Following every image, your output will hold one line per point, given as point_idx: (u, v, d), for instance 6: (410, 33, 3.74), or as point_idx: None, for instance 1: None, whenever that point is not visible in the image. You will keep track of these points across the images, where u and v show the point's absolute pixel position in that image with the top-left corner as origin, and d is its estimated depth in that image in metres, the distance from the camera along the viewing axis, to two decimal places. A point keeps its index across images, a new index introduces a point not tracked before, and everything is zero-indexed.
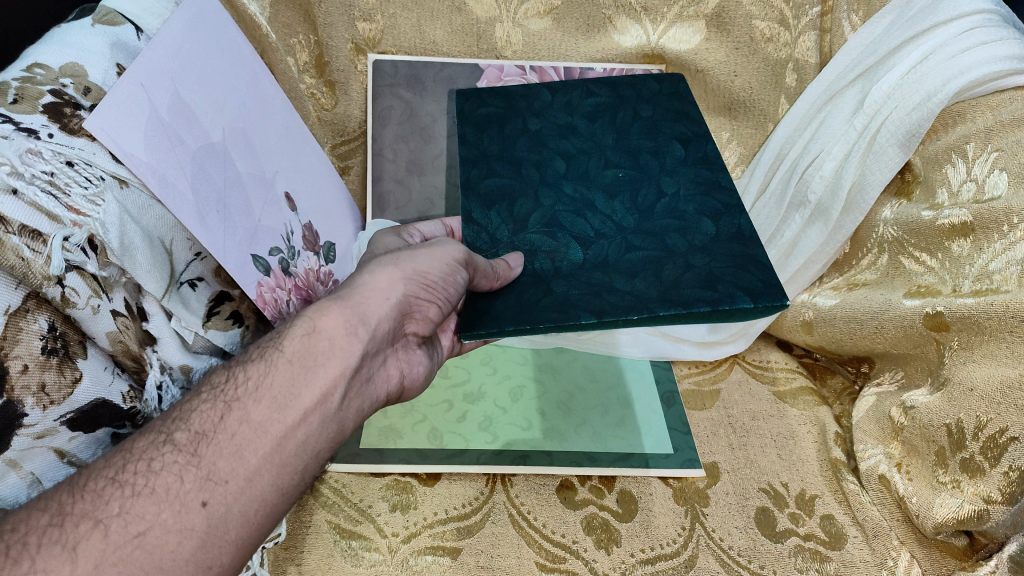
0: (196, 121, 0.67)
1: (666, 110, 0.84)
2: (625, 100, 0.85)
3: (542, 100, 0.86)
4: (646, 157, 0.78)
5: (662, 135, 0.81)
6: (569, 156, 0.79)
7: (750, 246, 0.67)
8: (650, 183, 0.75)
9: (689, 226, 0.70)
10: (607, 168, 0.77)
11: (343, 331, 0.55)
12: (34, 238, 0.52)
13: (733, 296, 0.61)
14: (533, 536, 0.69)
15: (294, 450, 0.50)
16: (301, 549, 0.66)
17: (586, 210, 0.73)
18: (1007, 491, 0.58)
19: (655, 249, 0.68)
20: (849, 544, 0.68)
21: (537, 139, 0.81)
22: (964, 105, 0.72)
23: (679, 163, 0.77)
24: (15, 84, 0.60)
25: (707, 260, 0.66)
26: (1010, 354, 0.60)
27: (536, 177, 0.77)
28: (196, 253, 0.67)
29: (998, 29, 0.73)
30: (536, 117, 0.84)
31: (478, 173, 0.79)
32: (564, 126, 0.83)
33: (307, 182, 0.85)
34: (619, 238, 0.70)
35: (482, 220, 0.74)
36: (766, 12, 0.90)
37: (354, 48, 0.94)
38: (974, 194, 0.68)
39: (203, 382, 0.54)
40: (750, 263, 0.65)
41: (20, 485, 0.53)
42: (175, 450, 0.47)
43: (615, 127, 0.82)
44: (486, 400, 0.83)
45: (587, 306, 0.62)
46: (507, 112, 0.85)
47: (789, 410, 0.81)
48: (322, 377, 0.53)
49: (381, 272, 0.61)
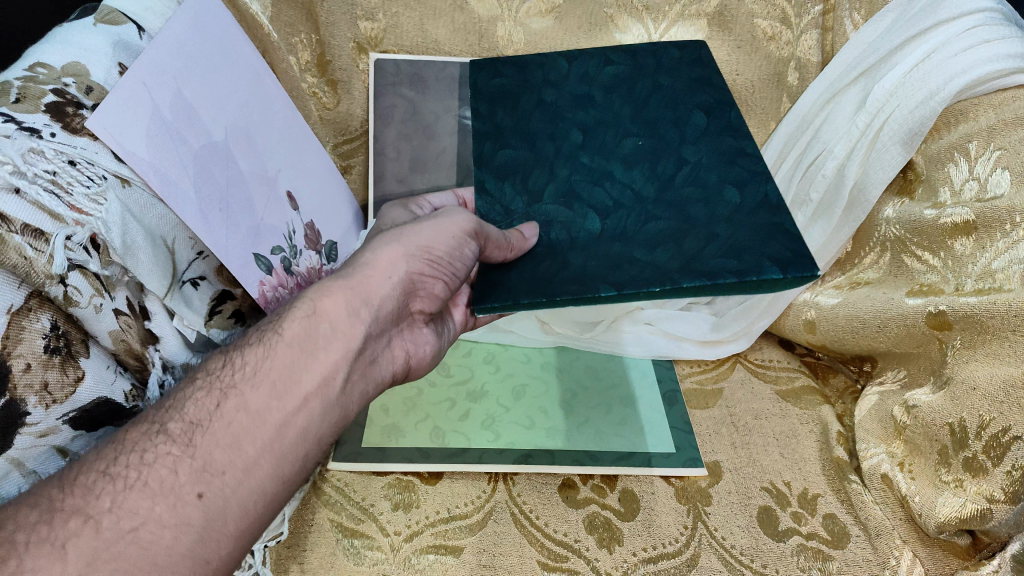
0: (197, 120, 0.67)
1: (687, 79, 0.78)
2: (645, 69, 0.79)
3: (558, 70, 0.82)
4: (665, 127, 0.73)
5: (683, 104, 0.75)
6: (587, 128, 0.75)
7: (778, 215, 0.61)
8: (670, 153, 0.70)
9: (712, 195, 0.65)
10: (624, 139, 0.73)
11: (344, 317, 0.56)
12: (36, 237, 0.52)
13: (761, 265, 0.57)
14: (535, 535, 0.69)
15: (294, 437, 0.51)
16: (303, 548, 0.66)
17: (604, 179, 0.70)
18: (1010, 491, 0.58)
19: (675, 220, 0.64)
20: (851, 543, 0.68)
21: (552, 112, 0.78)
22: (966, 104, 0.72)
23: (700, 132, 0.71)
24: (16, 83, 0.60)
25: (732, 230, 0.61)
26: (1011, 353, 0.60)
27: (550, 150, 0.74)
28: (197, 252, 0.67)
29: (1000, 28, 0.73)
30: (551, 88, 0.80)
31: (491, 147, 0.76)
32: (580, 97, 0.79)
33: (309, 181, 0.85)
34: (639, 209, 0.66)
35: (495, 192, 0.73)
36: (769, 10, 0.90)
37: (356, 47, 0.95)
38: (977, 192, 0.68)
39: (198, 368, 0.54)
40: (778, 233, 0.60)
41: (21, 484, 0.52)
42: (169, 440, 0.47)
43: (633, 99, 0.77)
44: (489, 399, 0.83)
45: (607, 279, 0.60)
46: (522, 84, 0.82)
47: (791, 410, 0.81)
48: (321, 362, 0.54)
49: (383, 251, 0.61)
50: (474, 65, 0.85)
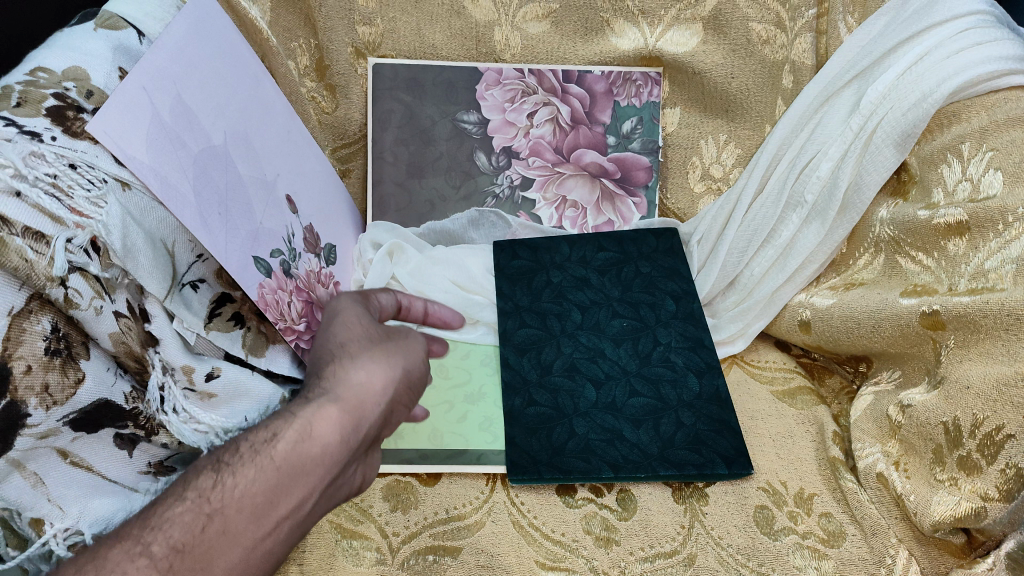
0: (197, 124, 0.68)
1: (664, 267, 0.95)
2: (629, 256, 0.96)
3: (563, 253, 0.97)
4: (645, 309, 0.90)
5: (659, 291, 0.92)
6: (585, 308, 0.90)
7: (726, 410, 0.79)
8: (648, 334, 0.87)
9: (679, 378, 0.83)
10: (614, 318, 0.89)
11: (335, 438, 0.54)
12: (36, 240, 0.53)
13: (713, 461, 0.74)
14: (533, 536, 0.69)
15: (262, 558, 0.51)
16: (303, 549, 0.66)
17: (599, 355, 0.85)
18: (1004, 488, 0.59)
19: (652, 396, 0.81)
20: (847, 542, 0.68)
21: (558, 291, 0.93)
22: (959, 105, 0.74)
23: (671, 316, 0.89)
24: (18, 88, 0.61)
25: (693, 418, 0.78)
26: (1005, 352, 0.61)
27: (558, 327, 0.88)
28: (197, 255, 0.68)
29: (991, 30, 0.75)
30: (558, 270, 0.95)
31: (513, 324, 0.89)
32: (578, 280, 0.94)
33: (306, 185, 0.87)
34: (625, 380, 0.82)
35: (515, 365, 0.84)
36: (763, 14, 0.92)
37: (355, 52, 0.95)
38: (969, 194, 0.70)
39: (190, 475, 0.52)
40: (726, 428, 0.77)
41: (22, 485, 0.54)
42: (150, 564, 0.47)
43: (620, 281, 0.93)
44: (486, 401, 0.83)
45: (606, 455, 0.75)
46: (535, 265, 0.96)
47: (788, 410, 0.81)
48: (302, 488, 0.53)
49: (375, 370, 0.60)
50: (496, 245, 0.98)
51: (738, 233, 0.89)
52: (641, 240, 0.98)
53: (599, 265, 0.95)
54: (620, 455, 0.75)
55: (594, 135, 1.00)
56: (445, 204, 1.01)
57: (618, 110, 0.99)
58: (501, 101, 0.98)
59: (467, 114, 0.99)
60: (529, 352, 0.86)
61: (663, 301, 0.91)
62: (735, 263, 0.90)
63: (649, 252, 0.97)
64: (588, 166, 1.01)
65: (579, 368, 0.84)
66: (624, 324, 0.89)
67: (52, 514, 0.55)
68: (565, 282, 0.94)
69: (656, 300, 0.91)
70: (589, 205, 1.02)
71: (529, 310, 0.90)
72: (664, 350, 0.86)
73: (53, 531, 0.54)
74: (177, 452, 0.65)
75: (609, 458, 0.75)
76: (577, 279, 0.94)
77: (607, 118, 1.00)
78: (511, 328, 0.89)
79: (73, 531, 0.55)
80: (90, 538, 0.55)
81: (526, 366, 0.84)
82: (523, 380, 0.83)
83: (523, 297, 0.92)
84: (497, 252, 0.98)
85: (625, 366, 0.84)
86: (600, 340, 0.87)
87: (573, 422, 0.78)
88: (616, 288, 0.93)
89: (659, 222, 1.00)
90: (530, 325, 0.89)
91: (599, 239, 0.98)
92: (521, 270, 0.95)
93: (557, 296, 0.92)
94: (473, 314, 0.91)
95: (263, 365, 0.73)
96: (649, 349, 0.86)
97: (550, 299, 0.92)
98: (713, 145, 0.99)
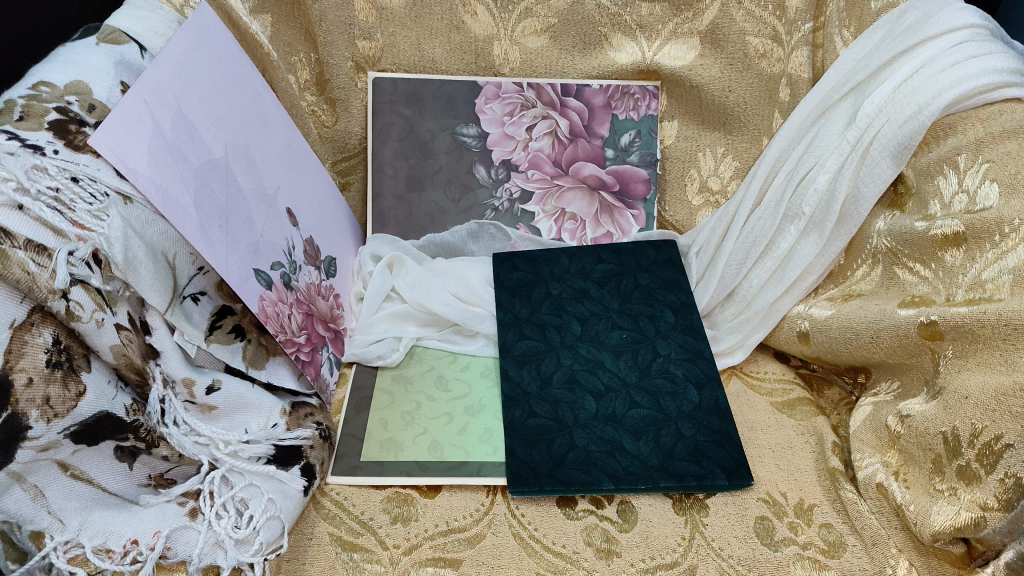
0: (198, 138, 0.69)
1: (661, 279, 0.96)
2: (628, 269, 0.97)
3: (562, 265, 0.98)
4: (644, 320, 0.91)
5: (657, 302, 0.93)
6: (584, 320, 0.91)
7: (725, 420, 0.80)
8: (647, 345, 0.88)
9: (679, 389, 0.83)
10: (613, 330, 0.90)
11: None
12: (39, 252, 0.53)
13: (713, 473, 0.74)
14: (534, 547, 0.68)
15: None
16: (302, 561, 0.66)
17: (598, 367, 0.85)
18: (1004, 498, 0.59)
19: (652, 408, 0.81)
20: (848, 553, 0.67)
21: (558, 304, 0.93)
22: (955, 117, 0.75)
23: (670, 328, 0.90)
24: (21, 102, 0.61)
25: (693, 430, 0.78)
26: (1002, 361, 0.62)
27: (558, 340, 0.89)
28: (198, 267, 0.69)
29: (986, 43, 0.76)
30: (558, 282, 0.96)
31: (513, 336, 0.89)
32: (578, 291, 0.94)
33: (307, 198, 0.88)
34: (625, 393, 0.82)
35: (515, 376, 0.85)
36: (759, 28, 0.93)
37: (354, 66, 0.96)
38: (965, 205, 0.70)
39: None
40: (724, 439, 0.77)
41: (23, 499, 0.53)
42: None
43: (620, 294, 0.94)
44: (486, 413, 0.83)
45: (605, 467, 0.75)
46: (535, 277, 0.96)
47: (787, 421, 0.82)
48: None
49: None
50: (496, 258, 1.00)
51: (737, 244, 0.90)
52: (640, 252, 0.99)
53: (598, 276, 0.96)
54: (620, 467, 0.75)
55: (593, 148, 1.01)
56: (445, 217, 1.01)
57: (616, 123, 1.00)
58: (501, 114, 0.99)
59: (467, 127, 0.99)
60: (528, 364, 0.86)
61: (662, 313, 0.92)
62: (734, 275, 0.91)
63: (648, 264, 0.98)
64: (587, 178, 1.02)
65: (578, 380, 0.84)
66: (623, 336, 0.89)
67: (52, 527, 0.55)
68: (565, 294, 0.94)
69: (655, 311, 0.92)
70: (588, 217, 1.03)
71: (529, 322, 0.91)
72: (664, 362, 0.86)
73: (53, 544, 0.54)
74: (178, 465, 0.65)
75: (609, 470, 0.74)
76: (577, 291, 0.95)
77: (605, 132, 1.01)
78: (511, 340, 0.89)
79: (74, 543, 0.55)
80: (89, 550, 0.54)
81: (525, 378, 0.84)
82: (523, 393, 0.83)
83: (522, 308, 0.92)
84: (497, 265, 0.99)
85: (625, 378, 0.84)
86: (600, 352, 0.87)
87: (573, 434, 0.78)
88: (615, 299, 0.94)
89: (658, 234, 1.01)
90: (529, 337, 0.89)
91: (599, 251, 1.00)
92: (520, 282, 0.96)
93: (556, 308, 0.93)
94: (472, 326, 0.92)
95: (263, 376, 0.73)
96: (648, 361, 0.86)
97: (549, 311, 0.92)
98: (711, 157, 1.00)
